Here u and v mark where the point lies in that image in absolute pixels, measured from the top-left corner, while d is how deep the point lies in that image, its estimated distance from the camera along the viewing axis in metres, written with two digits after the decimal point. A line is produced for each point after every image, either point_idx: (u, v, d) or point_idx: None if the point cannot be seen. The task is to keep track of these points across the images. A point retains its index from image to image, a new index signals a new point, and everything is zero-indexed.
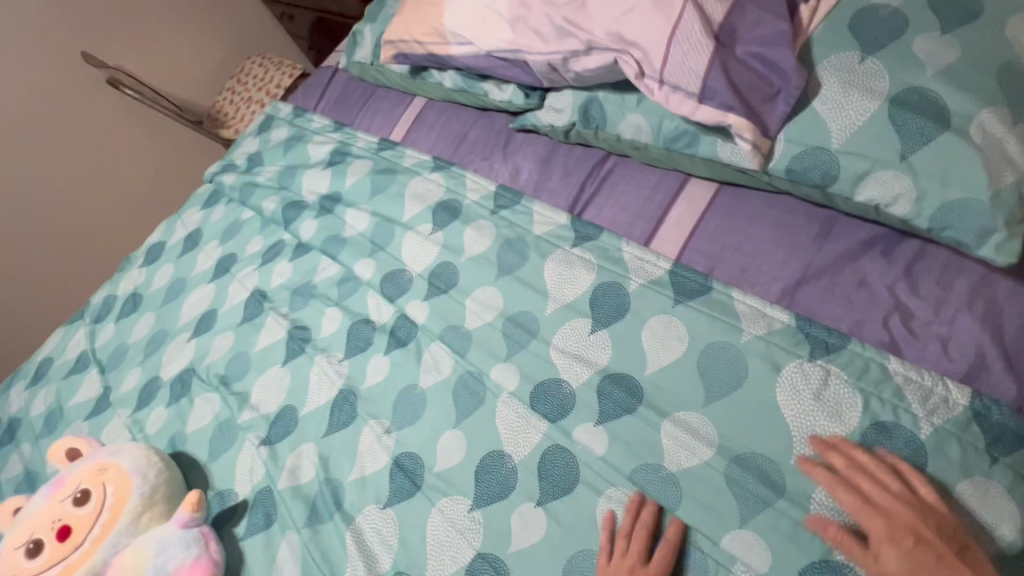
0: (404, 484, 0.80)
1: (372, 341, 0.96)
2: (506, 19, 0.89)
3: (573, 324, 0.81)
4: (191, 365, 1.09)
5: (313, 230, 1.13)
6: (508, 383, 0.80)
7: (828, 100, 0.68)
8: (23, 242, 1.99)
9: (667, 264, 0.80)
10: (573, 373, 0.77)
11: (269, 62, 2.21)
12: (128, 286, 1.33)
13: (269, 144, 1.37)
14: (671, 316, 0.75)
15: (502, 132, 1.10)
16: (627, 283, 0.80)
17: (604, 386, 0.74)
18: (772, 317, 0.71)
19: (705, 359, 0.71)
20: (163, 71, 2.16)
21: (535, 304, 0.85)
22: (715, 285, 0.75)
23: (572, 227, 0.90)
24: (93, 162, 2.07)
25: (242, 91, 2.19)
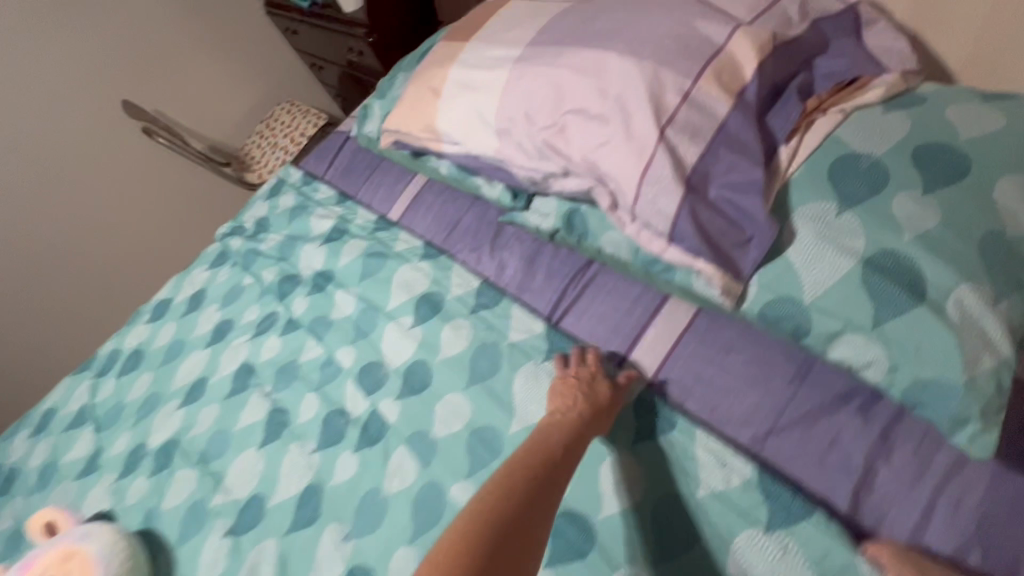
0: None
1: (344, 435, 0.97)
2: (492, 128, 0.90)
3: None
4: (176, 436, 1.12)
5: (305, 307, 1.16)
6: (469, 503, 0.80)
7: (802, 252, 0.66)
8: (52, 275, 2.08)
9: (636, 390, 0.78)
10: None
11: (297, 109, 2.29)
12: (133, 342, 1.39)
13: (276, 211, 1.42)
14: (633, 454, 0.74)
15: (491, 223, 1.10)
16: None
17: (559, 523, 0.73)
18: (733, 468, 0.68)
19: (662, 504, 0.70)
20: (201, 115, 2.26)
21: (501, 421, 0.84)
22: (680, 425, 0.73)
23: (548, 338, 0.90)
24: (125, 202, 2.17)
25: (270, 136, 2.27)
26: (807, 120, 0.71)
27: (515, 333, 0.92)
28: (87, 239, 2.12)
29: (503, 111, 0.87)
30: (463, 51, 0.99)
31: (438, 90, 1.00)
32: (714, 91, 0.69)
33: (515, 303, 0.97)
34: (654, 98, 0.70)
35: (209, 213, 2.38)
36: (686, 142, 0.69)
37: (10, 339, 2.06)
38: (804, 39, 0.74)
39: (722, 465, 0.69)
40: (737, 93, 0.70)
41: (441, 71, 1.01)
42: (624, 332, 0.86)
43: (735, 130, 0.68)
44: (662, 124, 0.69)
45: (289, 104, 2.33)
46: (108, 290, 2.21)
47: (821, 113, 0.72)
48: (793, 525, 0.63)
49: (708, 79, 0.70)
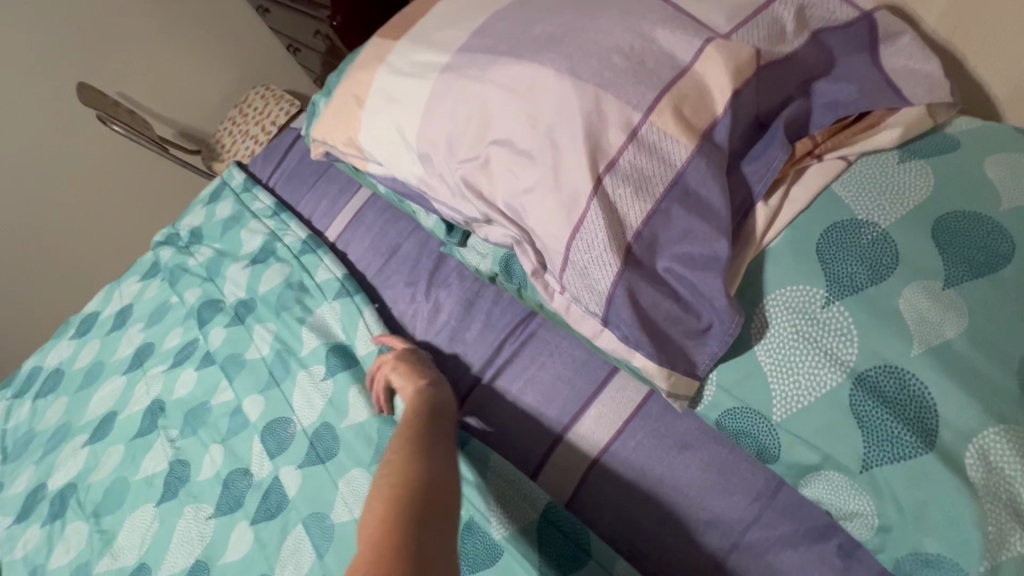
0: None
1: (242, 502, 0.84)
2: (413, 151, 0.74)
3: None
4: (75, 480, 1.01)
5: (220, 341, 1.03)
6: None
7: (774, 353, 0.49)
8: None
9: (541, 501, 0.64)
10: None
11: (271, 93, 1.90)
12: (54, 361, 1.28)
13: (212, 220, 1.28)
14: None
15: (432, 252, 0.95)
16: (493, 525, 0.65)
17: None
18: None
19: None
20: (138, 77, 1.89)
21: None
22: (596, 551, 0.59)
23: None
24: None
25: (242, 123, 1.90)
26: (795, 169, 0.54)
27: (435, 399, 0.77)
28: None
29: (424, 133, 0.71)
30: (392, 52, 0.82)
31: (362, 99, 0.83)
32: (670, 128, 0.52)
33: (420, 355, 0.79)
34: (591, 135, 0.53)
35: (129, 204, 1.97)
36: (629, 196, 0.52)
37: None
38: (800, 57, 0.56)
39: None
40: (702, 132, 0.53)
41: (366, 76, 0.84)
42: (561, 410, 0.71)
43: (694, 181, 0.51)
44: (599, 171, 0.53)
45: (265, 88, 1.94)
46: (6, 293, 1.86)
47: (815, 159, 0.54)
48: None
49: (662, 112, 0.53)
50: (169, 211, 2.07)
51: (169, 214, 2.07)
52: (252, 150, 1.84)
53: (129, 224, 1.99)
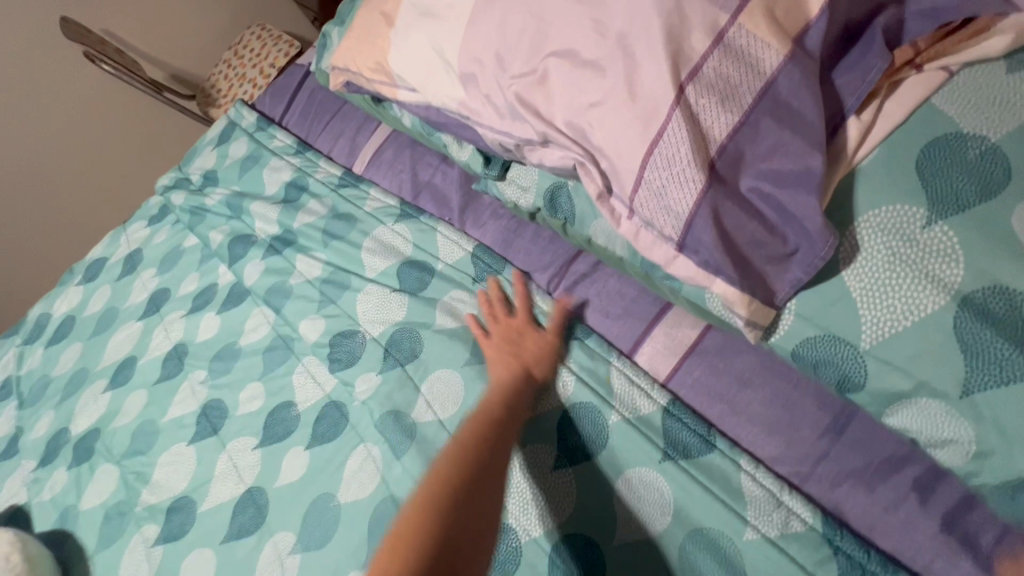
0: None
1: (293, 430, 0.83)
2: (455, 72, 0.68)
3: (528, 451, 0.63)
4: (99, 424, 0.99)
5: (258, 274, 0.99)
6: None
7: (866, 278, 0.46)
8: None
9: (662, 399, 0.62)
10: (516, 521, 0.61)
11: (269, 32, 1.78)
12: (63, 309, 1.24)
13: (226, 161, 1.22)
14: (658, 475, 0.58)
15: (462, 190, 0.92)
16: (606, 413, 0.63)
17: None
18: (791, 512, 0.52)
19: (687, 554, 0.54)
20: (124, 11, 1.75)
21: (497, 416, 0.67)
22: (720, 445, 0.57)
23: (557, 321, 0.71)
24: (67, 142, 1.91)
25: (238, 64, 1.78)
26: (890, 82, 0.49)
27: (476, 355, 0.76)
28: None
29: (468, 50, 0.65)
30: None
31: (393, 20, 0.77)
32: (760, 31, 0.47)
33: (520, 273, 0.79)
34: (671, 38, 0.48)
35: (122, 148, 1.85)
36: (714, 107, 0.47)
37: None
38: None
39: (775, 505, 0.53)
40: (793, 37, 0.48)
41: None
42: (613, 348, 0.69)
43: (785, 91, 0.47)
44: (680, 79, 0.48)
45: (260, 27, 1.82)
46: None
47: (914, 70, 0.50)
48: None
49: (752, 12, 0.48)
50: (165, 158, 1.96)
51: (165, 162, 1.96)
52: (252, 94, 1.74)
53: (123, 169, 1.88)
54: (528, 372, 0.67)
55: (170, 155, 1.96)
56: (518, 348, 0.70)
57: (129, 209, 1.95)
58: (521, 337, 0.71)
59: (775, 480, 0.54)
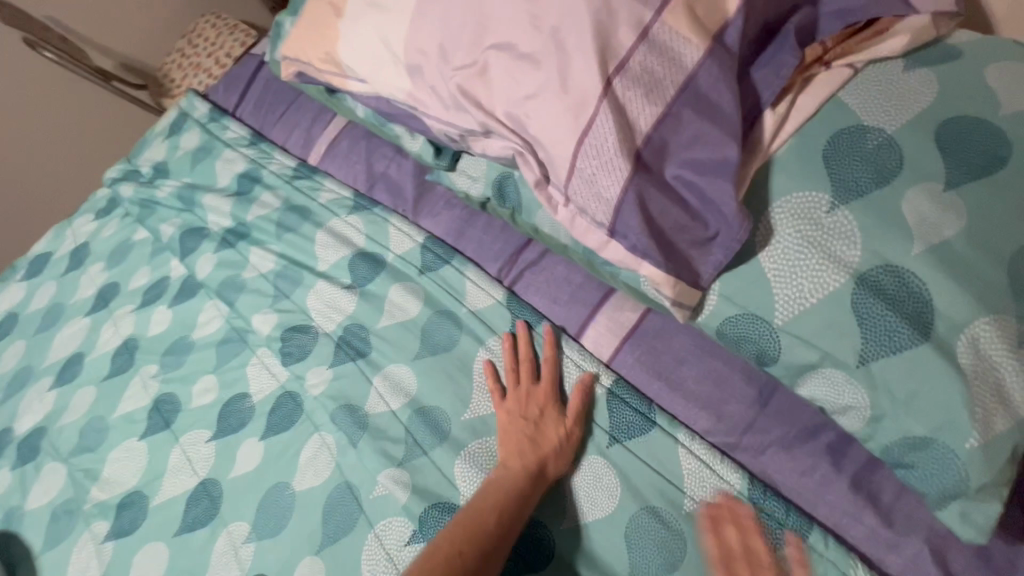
0: None
1: (248, 421, 0.83)
2: (401, 62, 0.69)
3: (489, 439, 0.68)
4: (45, 422, 0.96)
5: (211, 267, 0.98)
6: (388, 536, 0.67)
7: (779, 258, 0.50)
8: None
9: (606, 380, 0.65)
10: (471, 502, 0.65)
11: (224, 21, 1.73)
12: (4, 306, 1.19)
13: (176, 152, 1.19)
14: (604, 461, 0.61)
15: (416, 180, 0.93)
16: None
17: (430, 517, 0.65)
18: (722, 478, 0.56)
19: (630, 528, 0.57)
20: None
21: (450, 406, 0.72)
22: (658, 422, 0.61)
23: (507, 307, 0.76)
24: None
25: (191, 54, 1.73)
26: (803, 77, 0.53)
27: (428, 344, 0.77)
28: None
29: (413, 41, 0.66)
30: None
31: (341, 10, 0.78)
32: (681, 27, 0.50)
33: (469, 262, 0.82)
34: (600, 33, 0.51)
35: (66, 138, 1.78)
36: (639, 99, 0.50)
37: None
38: None
39: (708, 473, 0.57)
40: (712, 34, 0.51)
41: None
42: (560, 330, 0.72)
43: (705, 85, 0.50)
44: (608, 72, 0.50)
45: (215, 15, 1.77)
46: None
47: (823, 67, 0.54)
48: (752, 541, 0.53)
49: (674, 10, 0.51)
50: (114, 149, 1.88)
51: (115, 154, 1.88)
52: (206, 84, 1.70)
53: (69, 160, 1.80)
54: (543, 465, 0.60)
55: (120, 146, 1.88)
56: (535, 427, 0.62)
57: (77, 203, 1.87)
58: (542, 416, 0.64)
59: (709, 450, 0.58)
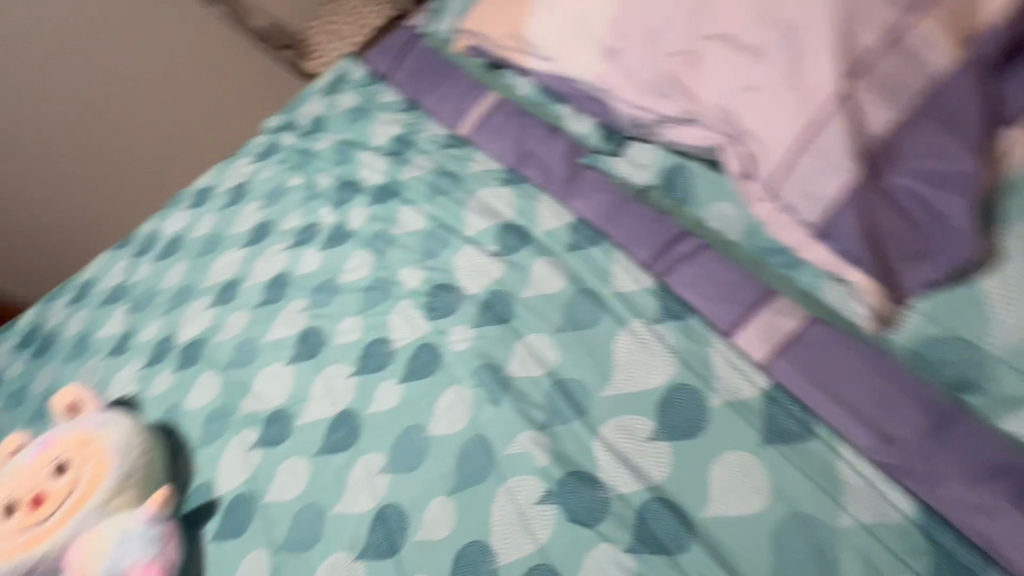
0: (383, 541, 0.74)
1: (389, 363, 0.89)
2: (600, 46, 0.72)
3: (628, 418, 0.70)
4: (205, 335, 1.08)
5: (363, 219, 1.06)
6: (521, 490, 0.70)
7: (1007, 281, 0.57)
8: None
9: (764, 383, 0.66)
10: (609, 479, 0.67)
11: None
12: (171, 229, 1.34)
13: (335, 110, 1.29)
14: (754, 458, 0.62)
15: (567, 161, 0.95)
16: (707, 397, 0.67)
17: (567, 483, 0.68)
18: (890, 503, 0.56)
19: (781, 533, 0.58)
20: None
21: (592, 381, 0.74)
22: (821, 432, 0.62)
23: (658, 296, 0.77)
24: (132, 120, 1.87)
25: (331, 18, 1.83)
26: None
27: (569, 319, 0.79)
28: (79, 84, 1.75)
29: (618, 26, 0.69)
30: None
31: None
32: (936, 36, 0.50)
33: (618, 247, 0.84)
34: (844, 32, 0.51)
35: (227, 84, 1.97)
36: (877, 103, 0.51)
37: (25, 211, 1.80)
38: None
39: (875, 495, 0.57)
40: (965, 42, 0.50)
41: None
42: (711, 325, 0.73)
43: (947, 94, 0.50)
44: (849, 74, 0.51)
45: None
46: (90, 151, 1.83)
47: None
48: (913, 565, 0.53)
49: (932, 17, 0.50)
50: (265, 100, 2.06)
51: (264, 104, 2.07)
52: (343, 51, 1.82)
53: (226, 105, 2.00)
54: None
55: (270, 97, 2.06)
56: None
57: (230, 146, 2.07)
58: None
59: (877, 472, 0.58)
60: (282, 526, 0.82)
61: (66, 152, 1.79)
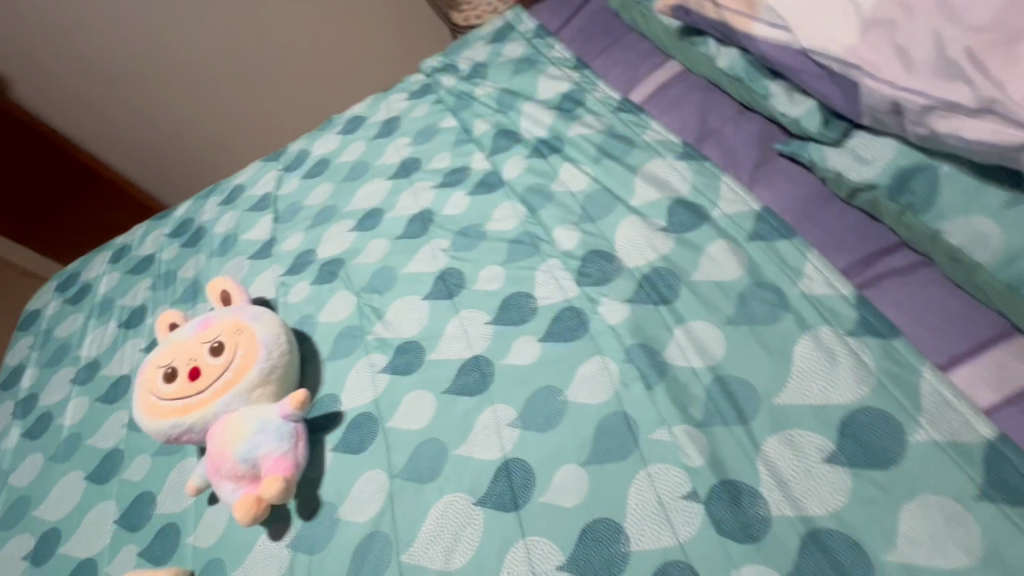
0: (505, 495, 0.73)
1: (530, 319, 0.87)
2: (861, 17, 0.64)
3: (803, 434, 0.62)
4: (343, 256, 1.11)
5: (519, 171, 1.03)
6: (664, 481, 0.66)
7: None
8: (166, 103, 2.04)
9: (990, 432, 0.56)
10: (769, 494, 0.60)
11: None
12: (320, 150, 1.39)
13: (499, 59, 1.27)
14: (964, 511, 0.53)
15: (758, 147, 0.87)
16: (911, 429, 0.59)
17: (720, 487, 0.62)
18: None
19: None
20: None
21: (763, 385, 0.67)
22: None
23: (857, 308, 0.68)
24: (279, 70, 2.11)
25: None
26: None
27: (742, 313, 0.72)
28: (247, 34, 2.01)
29: None
30: None
31: None
32: None
33: (811, 245, 0.75)
34: None
35: (367, 41, 2.18)
36: None
37: (189, 134, 2.13)
38: None
39: None
40: None
41: None
42: (921, 355, 0.63)
43: None
44: None
45: None
46: (247, 91, 2.11)
47: None
48: None
49: None
50: (395, 57, 2.25)
51: (394, 62, 2.26)
52: (494, 8, 1.92)
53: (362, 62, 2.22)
54: None
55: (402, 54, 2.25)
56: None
57: (350, 98, 2.28)
58: None
59: None
60: (401, 454, 0.82)
61: (229, 89, 2.09)
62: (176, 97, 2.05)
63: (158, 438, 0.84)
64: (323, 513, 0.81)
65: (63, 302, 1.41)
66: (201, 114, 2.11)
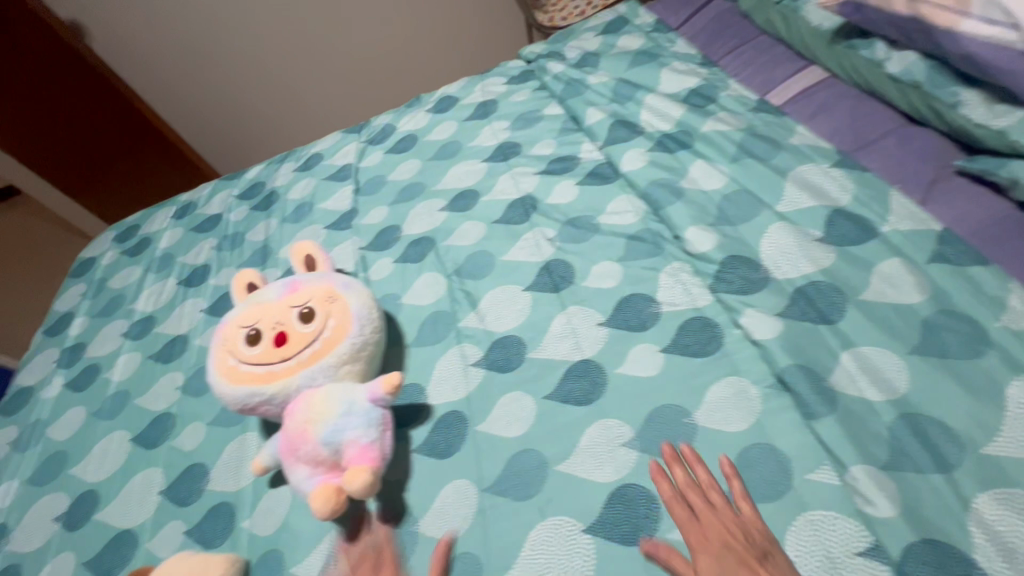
0: (626, 523, 0.63)
1: (652, 324, 0.77)
2: None
3: None
4: (433, 235, 1.03)
5: (640, 164, 0.94)
6: (832, 530, 0.55)
7: None
8: (232, 75, 2.01)
9: None
10: (988, 562, 0.50)
11: None
12: (407, 126, 1.32)
13: (612, 50, 1.20)
14: None
15: (932, 163, 0.77)
16: None
17: (915, 549, 0.52)
18: None
19: None
20: None
21: (964, 430, 0.57)
22: None
23: None
24: (347, 55, 2.08)
25: None
26: None
27: (929, 343, 0.63)
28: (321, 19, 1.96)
29: None
30: None
31: None
32: None
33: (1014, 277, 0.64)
34: None
35: (442, 34, 2.13)
36: None
37: (248, 108, 2.11)
38: None
39: None
40: None
41: None
42: None
43: None
44: None
45: None
46: (310, 72, 2.08)
47: None
48: None
49: None
50: (466, 51, 2.21)
51: (463, 54, 2.21)
52: (582, 12, 1.85)
53: (430, 52, 2.16)
54: None
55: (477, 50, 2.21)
56: None
57: (414, 88, 2.25)
58: None
59: None
60: (499, 458, 0.72)
61: (295, 68, 2.06)
62: (242, 71, 2.02)
63: (232, 405, 0.76)
64: (403, 514, 0.71)
65: (120, 253, 1.35)
66: (263, 91, 2.08)
